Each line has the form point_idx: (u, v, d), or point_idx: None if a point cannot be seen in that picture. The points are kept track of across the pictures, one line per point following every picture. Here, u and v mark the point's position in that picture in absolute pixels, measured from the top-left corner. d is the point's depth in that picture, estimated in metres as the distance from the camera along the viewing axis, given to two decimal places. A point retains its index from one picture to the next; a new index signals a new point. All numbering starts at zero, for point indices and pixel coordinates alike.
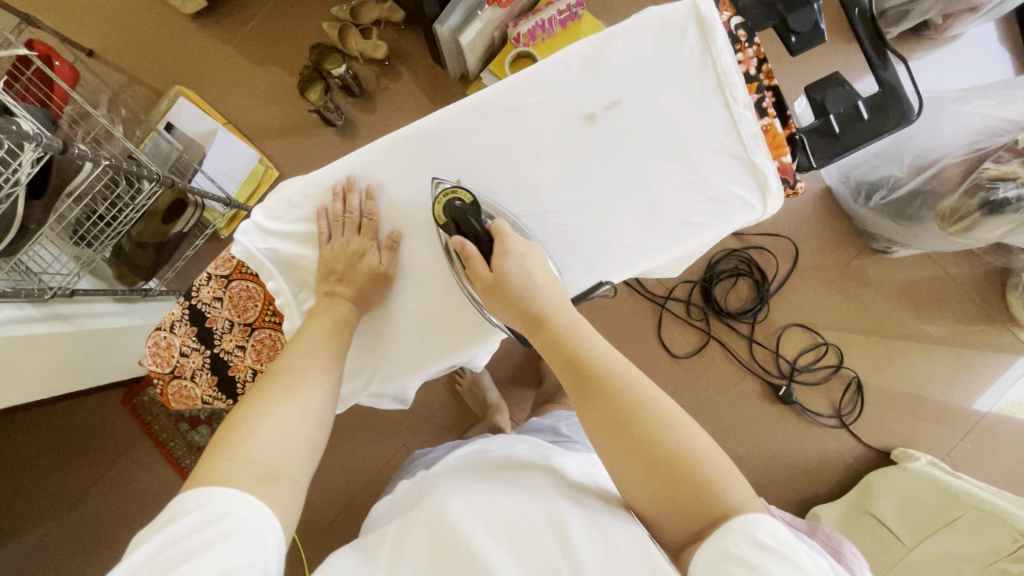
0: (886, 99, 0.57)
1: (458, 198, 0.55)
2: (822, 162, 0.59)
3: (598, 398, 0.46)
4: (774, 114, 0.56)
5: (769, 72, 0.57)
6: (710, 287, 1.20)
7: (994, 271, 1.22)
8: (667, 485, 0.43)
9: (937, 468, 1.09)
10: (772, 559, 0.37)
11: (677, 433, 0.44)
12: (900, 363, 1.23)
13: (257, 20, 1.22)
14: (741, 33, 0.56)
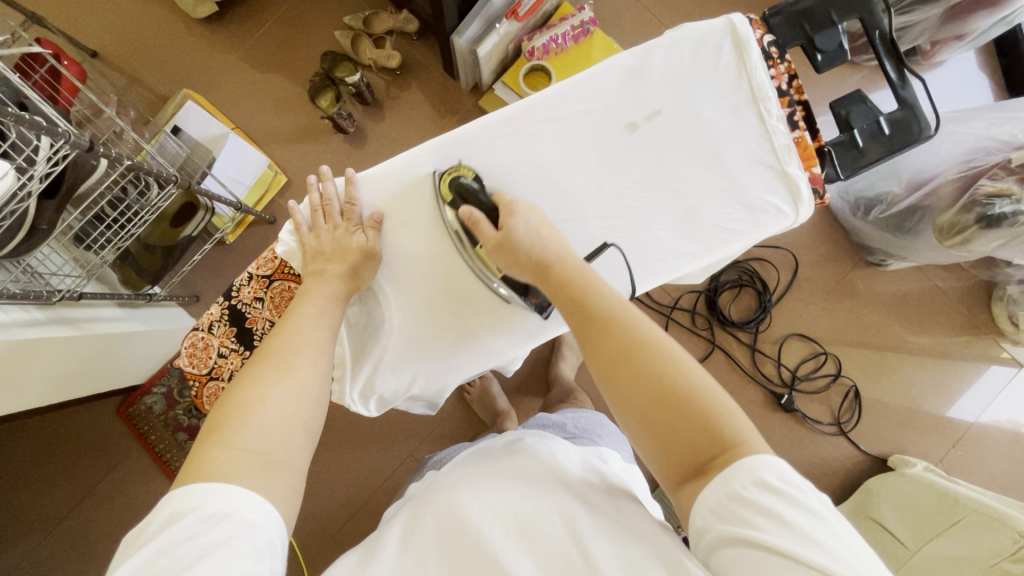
0: (907, 116, 0.60)
1: (462, 176, 0.56)
2: (849, 173, 0.61)
3: (601, 336, 0.47)
4: (804, 127, 0.59)
5: (799, 88, 0.59)
6: (714, 297, 1.22)
7: (980, 285, 1.28)
8: (671, 425, 0.43)
9: (933, 473, 1.13)
10: (781, 501, 0.39)
11: (683, 371, 0.45)
12: (894, 372, 1.27)
13: (267, 26, 1.21)
14: (773, 50, 0.58)
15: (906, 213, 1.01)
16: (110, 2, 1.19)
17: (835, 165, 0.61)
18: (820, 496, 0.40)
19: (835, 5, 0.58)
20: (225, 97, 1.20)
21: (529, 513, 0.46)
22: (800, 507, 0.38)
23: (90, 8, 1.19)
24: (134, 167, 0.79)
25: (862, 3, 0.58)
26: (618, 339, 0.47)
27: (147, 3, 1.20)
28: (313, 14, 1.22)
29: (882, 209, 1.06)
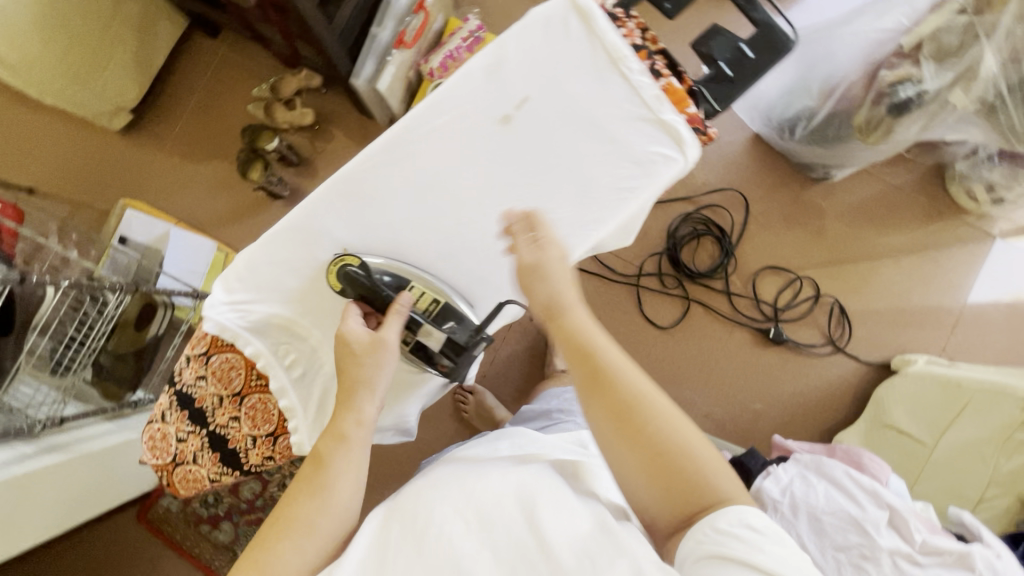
0: (766, 36, 0.62)
1: (349, 265, 0.57)
2: (725, 104, 0.63)
3: (608, 391, 0.48)
4: (668, 74, 0.61)
5: (654, 38, 0.61)
6: (676, 254, 1.23)
7: (932, 170, 1.28)
8: (667, 479, 0.46)
9: (936, 364, 1.12)
10: (760, 539, 0.42)
11: (676, 427, 0.47)
12: (874, 277, 1.27)
13: (183, 119, 1.25)
14: (618, 10, 0.61)
15: (825, 123, 1.02)
16: (32, 138, 1.24)
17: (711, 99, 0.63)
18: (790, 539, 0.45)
19: None
20: (162, 197, 1.24)
21: (519, 515, 0.49)
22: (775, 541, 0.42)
23: (16, 150, 1.23)
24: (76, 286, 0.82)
25: None
26: (621, 397, 0.48)
27: (65, 130, 1.24)
28: (222, 96, 1.25)
29: (807, 125, 1.06)
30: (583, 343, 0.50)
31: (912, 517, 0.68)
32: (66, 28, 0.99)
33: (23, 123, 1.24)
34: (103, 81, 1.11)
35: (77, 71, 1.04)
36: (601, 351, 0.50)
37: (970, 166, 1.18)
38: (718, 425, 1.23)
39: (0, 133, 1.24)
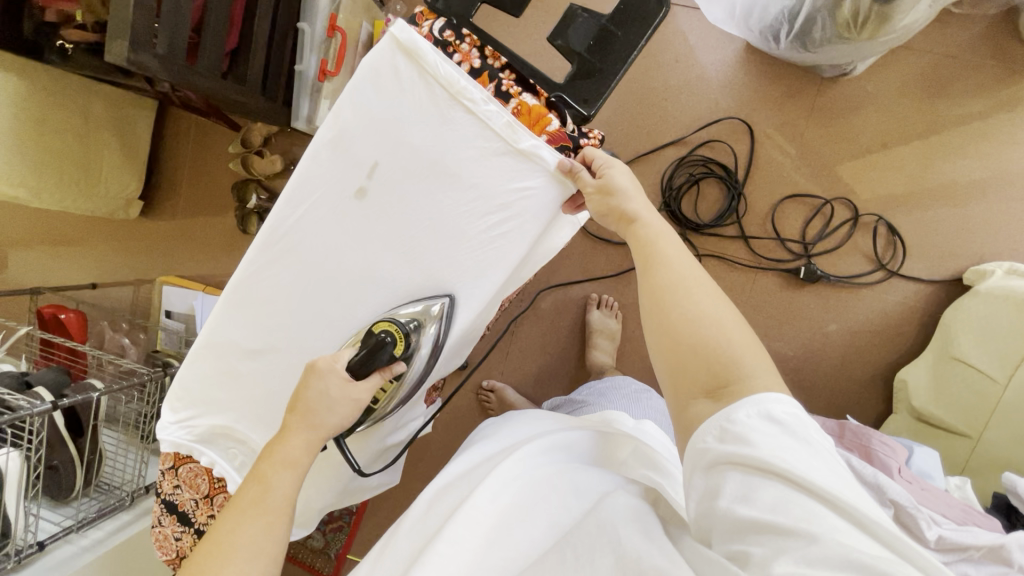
0: (629, 8, 0.52)
1: (391, 339, 0.54)
2: (594, 104, 0.54)
3: (655, 270, 0.57)
4: (519, 91, 0.56)
5: (494, 53, 0.56)
6: (675, 209, 1.11)
7: (996, 19, 0.99)
8: (697, 354, 0.52)
9: (1017, 276, 0.92)
10: (781, 428, 0.46)
11: (717, 325, 0.52)
12: (932, 177, 1.04)
13: (185, 192, 1.35)
14: (447, 34, 0.55)
15: (807, 24, 0.82)
16: (81, 240, 1.42)
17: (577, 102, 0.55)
18: (815, 426, 0.48)
19: None
20: (189, 266, 1.37)
21: (512, 511, 0.56)
22: (799, 434, 0.45)
23: (72, 254, 1.43)
24: (113, 388, 0.96)
25: None
26: (664, 281, 0.56)
27: (103, 226, 1.41)
28: (209, 161, 1.33)
29: (789, 28, 0.86)
30: (643, 246, 0.59)
31: (921, 510, 0.59)
32: (53, 153, 1.09)
33: (70, 229, 1.42)
34: (104, 184, 1.22)
35: (77, 185, 1.16)
36: (661, 248, 0.58)
37: None
38: None
39: (58, 243, 1.43)
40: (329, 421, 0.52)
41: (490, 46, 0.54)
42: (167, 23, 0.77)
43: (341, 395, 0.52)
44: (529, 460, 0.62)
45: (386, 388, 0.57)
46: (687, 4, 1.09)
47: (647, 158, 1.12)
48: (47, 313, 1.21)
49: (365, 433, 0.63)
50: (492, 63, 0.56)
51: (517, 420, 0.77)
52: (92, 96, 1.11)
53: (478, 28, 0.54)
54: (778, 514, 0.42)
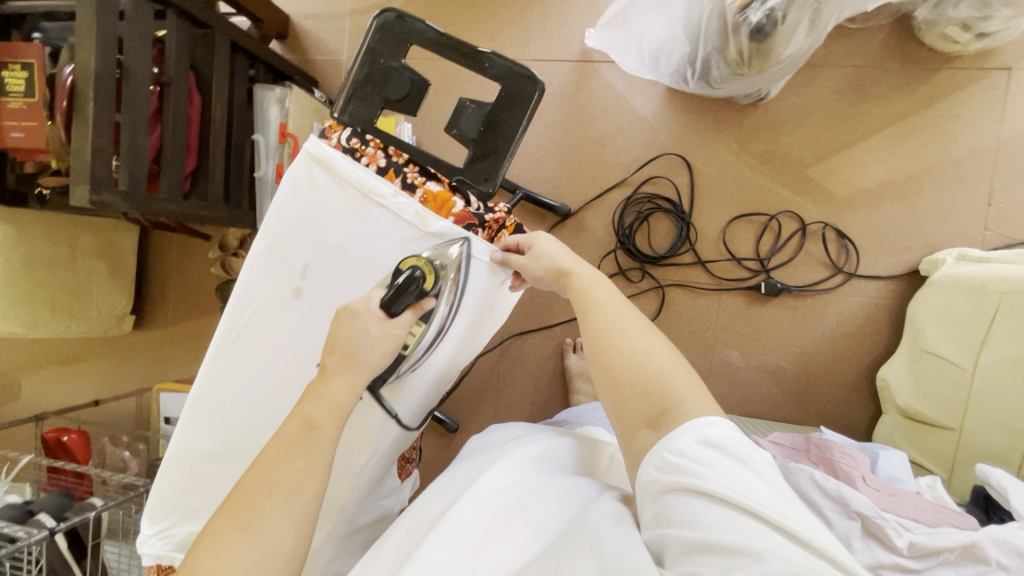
0: (508, 92, 0.61)
1: (418, 270, 0.58)
2: (494, 181, 0.63)
3: (594, 314, 0.59)
4: (424, 181, 0.66)
5: (396, 152, 0.67)
6: (630, 245, 1.15)
7: (893, 28, 1.06)
8: (633, 386, 0.53)
9: (966, 262, 0.94)
10: (719, 454, 0.46)
11: (645, 358, 0.54)
12: (867, 178, 1.08)
13: (174, 299, 1.42)
14: (354, 142, 0.66)
15: (705, 66, 0.90)
16: (84, 359, 1.49)
17: (477, 180, 0.64)
18: (757, 448, 0.48)
19: (382, 56, 0.61)
20: (186, 370, 1.43)
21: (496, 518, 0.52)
22: (738, 458, 0.46)
23: (77, 373, 1.49)
24: (111, 504, 0.98)
25: (403, 34, 0.60)
26: (599, 323, 0.58)
27: (102, 343, 1.48)
28: (194, 268, 1.41)
29: (693, 71, 0.93)
30: (579, 295, 0.61)
31: (886, 518, 0.58)
32: (43, 285, 1.16)
33: (72, 351, 1.49)
34: (95, 306, 1.29)
35: (69, 310, 1.23)
36: (592, 296, 0.60)
37: (932, 8, 0.95)
38: (741, 399, 1.14)
39: (61, 365, 1.50)
40: (372, 358, 0.55)
41: (392, 146, 0.65)
42: (125, 162, 0.85)
43: (381, 330, 0.55)
44: (509, 474, 0.59)
45: (414, 331, 0.61)
46: (607, 59, 1.16)
47: (596, 203, 1.18)
48: (49, 438, 1.25)
49: (396, 384, 0.68)
50: (396, 160, 0.67)
51: (492, 432, 0.75)
52: (75, 228, 1.20)
53: (380, 134, 0.64)
54: (721, 535, 0.42)
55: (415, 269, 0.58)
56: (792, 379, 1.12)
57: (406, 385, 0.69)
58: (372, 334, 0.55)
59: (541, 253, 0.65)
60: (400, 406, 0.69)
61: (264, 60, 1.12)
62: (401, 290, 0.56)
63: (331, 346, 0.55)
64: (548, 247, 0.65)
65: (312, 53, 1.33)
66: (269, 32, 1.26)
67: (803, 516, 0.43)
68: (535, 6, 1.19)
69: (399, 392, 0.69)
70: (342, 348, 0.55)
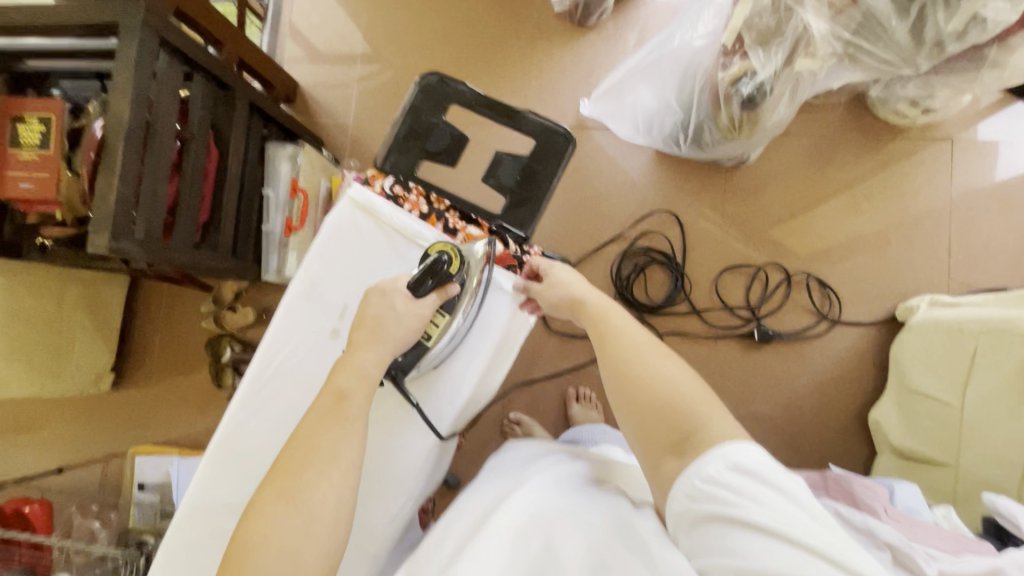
0: (544, 145, 0.67)
1: (447, 256, 0.61)
2: (528, 225, 0.69)
3: (612, 340, 0.60)
4: (465, 225, 0.69)
5: (437, 198, 0.70)
6: (628, 296, 1.20)
7: (849, 104, 1.20)
8: (657, 411, 0.55)
9: (940, 307, 1.02)
10: (752, 480, 0.47)
11: (674, 385, 0.55)
12: (841, 233, 1.18)
13: (158, 355, 1.37)
14: (397, 188, 0.68)
15: (697, 130, 1.00)
16: (48, 423, 1.38)
17: (514, 225, 0.70)
18: (785, 470, 0.49)
19: (425, 113, 0.67)
20: (164, 431, 1.35)
21: (535, 537, 0.52)
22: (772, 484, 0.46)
23: (38, 439, 1.38)
24: None
25: (445, 93, 0.66)
26: (619, 350, 0.59)
27: (72, 405, 1.39)
28: (182, 323, 1.37)
29: (685, 135, 1.02)
30: (594, 322, 0.62)
31: (914, 547, 0.59)
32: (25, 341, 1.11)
33: (34, 415, 1.39)
34: (74, 363, 1.23)
35: (47, 367, 1.16)
36: (609, 320, 0.62)
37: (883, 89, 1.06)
38: None
39: (22, 431, 1.39)
40: (396, 334, 0.59)
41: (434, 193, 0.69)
42: (143, 212, 0.86)
43: (407, 309, 0.59)
44: (540, 485, 0.59)
45: (437, 321, 0.63)
46: (600, 126, 1.27)
47: (594, 256, 1.24)
48: (9, 509, 1.14)
49: (421, 379, 0.69)
50: (438, 207, 0.70)
51: (512, 451, 0.76)
52: (64, 281, 1.16)
53: (423, 182, 0.69)
54: (767, 567, 0.42)
55: (443, 252, 0.61)
56: (788, 424, 1.16)
57: (433, 381, 0.69)
58: (398, 311, 0.59)
59: (558, 282, 0.66)
60: (428, 404, 0.68)
61: (278, 120, 1.17)
62: (426, 274, 0.60)
63: (359, 322, 0.59)
64: (563, 276, 0.66)
65: (318, 115, 1.39)
66: (280, 95, 1.33)
67: (843, 542, 0.44)
68: (532, 79, 1.31)
69: (424, 386, 0.69)
70: (370, 324, 0.59)
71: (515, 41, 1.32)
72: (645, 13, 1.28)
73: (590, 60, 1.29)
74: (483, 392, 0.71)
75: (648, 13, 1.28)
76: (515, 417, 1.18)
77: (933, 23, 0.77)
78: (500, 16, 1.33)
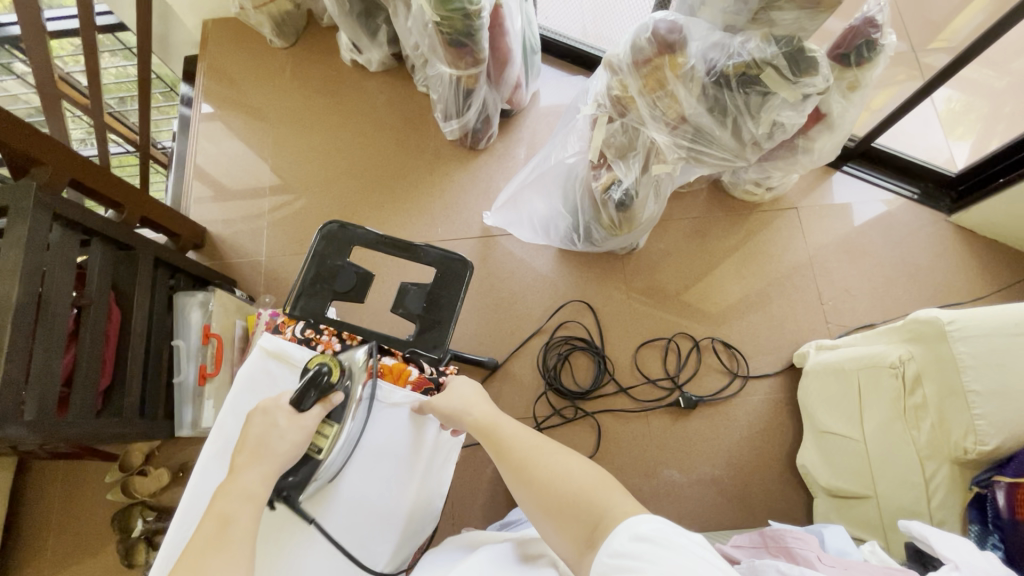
0: (445, 271, 0.73)
1: (326, 365, 0.64)
2: (440, 348, 0.72)
3: (507, 451, 0.64)
4: (382, 358, 0.73)
5: (349, 334, 0.72)
6: (557, 386, 1.24)
7: (711, 188, 1.40)
8: (565, 510, 0.56)
9: (826, 350, 1.14)
10: (649, 544, 0.46)
11: (571, 479, 0.58)
12: (732, 297, 1.33)
13: (52, 545, 1.20)
14: (309, 332, 0.71)
15: (587, 229, 1.12)
16: None
17: (429, 349, 0.73)
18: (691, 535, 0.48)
19: (329, 258, 0.72)
20: None
21: None
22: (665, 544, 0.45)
23: None
24: None
25: (347, 239, 0.72)
26: (517, 457, 0.63)
27: None
28: (81, 501, 1.22)
29: (578, 234, 1.15)
30: (489, 436, 0.66)
31: None
32: None
33: None
34: None
35: None
36: (500, 430, 0.66)
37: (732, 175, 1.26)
38: (693, 515, 1.18)
39: None
40: (278, 450, 0.60)
41: (348, 331, 0.72)
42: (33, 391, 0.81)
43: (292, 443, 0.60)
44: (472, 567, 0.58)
45: (325, 432, 0.64)
46: (505, 233, 1.38)
47: (519, 352, 1.29)
48: None
49: (317, 495, 0.67)
50: (351, 343, 0.72)
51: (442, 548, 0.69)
52: None
53: (335, 322, 0.71)
54: None
55: (321, 364, 0.64)
56: (728, 483, 1.20)
57: (330, 495, 0.68)
58: (279, 427, 0.60)
59: (463, 393, 0.70)
60: (325, 518, 0.66)
61: (186, 270, 1.17)
62: (307, 387, 0.62)
63: (242, 446, 0.60)
64: (465, 389, 0.70)
65: (230, 256, 1.40)
66: (187, 243, 1.33)
67: None
68: (436, 199, 1.42)
69: (320, 503, 0.67)
70: (252, 446, 0.60)
71: (417, 168, 1.44)
72: (528, 132, 1.46)
73: (487, 177, 1.42)
74: (423, 520, 0.70)
75: (530, 133, 1.46)
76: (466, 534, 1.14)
77: (747, 129, 0.91)
78: (399, 147, 1.46)
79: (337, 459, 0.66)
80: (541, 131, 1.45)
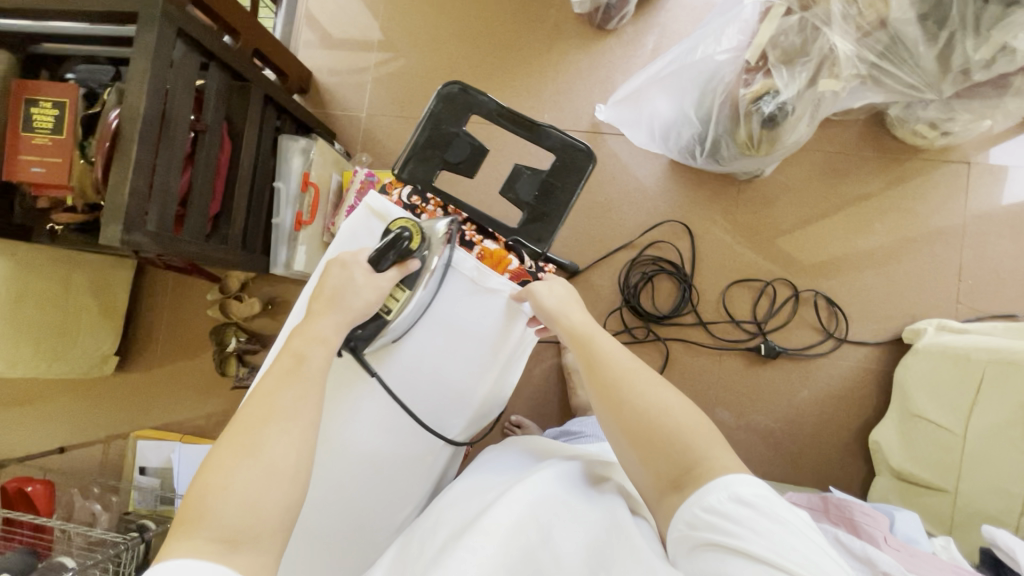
0: (563, 162, 0.68)
1: (406, 232, 0.64)
2: (543, 242, 0.70)
3: (598, 367, 0.60)
4: (481, 239, 0.73)
5: (454, 209, 0.72)
6: (635, 305, 1.20)
7: (869, 121, 1.19)
8: (653, 444, 0.55)
9: (948, 332, 1.01)
10: (750, 510, 0.47)
11: (666, 416, 0.55)
12: (853, 252, 1.18)
13: (162, 341, 1.37)
14: (415, 199, 0.72)
15: (715, 144, 0.97)
16: (49, 404, 1.39)
17: (531, 241, 0.71)
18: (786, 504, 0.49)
19: (445, 122, 0.68)
20: (165, 417, 1.36)
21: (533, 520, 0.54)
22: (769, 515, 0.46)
23: (39, 419, 1.39)
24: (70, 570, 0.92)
25: (467, 105, 0.67)
26: (609, 376, 0.59)
27: (73, 387, 1.39)
28: (187, 310, 1.37)
29: (702, 148, 1.00)
30: (583, 347, 0.63)
31: None
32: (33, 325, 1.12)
33: (35, 394, 1.40)
34: (80, 347, 1.23)
35: (52, 351, 1.17)
36: (596, 343, 0.63)
37: (904, 110, 1.05)
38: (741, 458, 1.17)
39: (24, 410, 1.40)
40: (354, 304, 0.61)
41: (452, 204, 0.70)
42: (156, 204, 0.86)
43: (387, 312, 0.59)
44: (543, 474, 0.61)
45: (397, 296, 0.65)
46: (615, 132, 1.26)
47: (602, 262, 1.24)
48: (11, 489, 1.16)
49: (381, 350, 0.70)
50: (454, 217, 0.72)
51: (507, 448, 0.76)
52: (73, 266, 1.17)
53: (441, 193, 0.70)
54: None
55: (402, 228, 0.64)
56: (787, 439, 1.16)
57: (394, 352, 0.71)
58: (356, 281, 0.61)
59: (553, 294, 0.67)
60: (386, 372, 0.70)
61: (292, 112, 1.16)
62: (386, 248, 0.63)
63: (319, 293, 0.62)
64: (558, 292, 0.68)
65: (332, 107, 1.38)
66: (293, 85, 1.31)
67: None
68: (547, 81, 1.29)
69: (383, 357, 0.70)
70: (328, 294, 0.61)
71: (534, 41, 1.31)
72: (667, 18, 1.26)
73: (608, 64, 1.27)
74: (490, 402, 0.73)
75: (669, 19, 1.26)
76: (516, 420, 1.19)
77: (959, 51, 0.77)
78: (519, 14, 1.32)
79: (404, 323, 0.68)
80: (681, 19, 1.25)
